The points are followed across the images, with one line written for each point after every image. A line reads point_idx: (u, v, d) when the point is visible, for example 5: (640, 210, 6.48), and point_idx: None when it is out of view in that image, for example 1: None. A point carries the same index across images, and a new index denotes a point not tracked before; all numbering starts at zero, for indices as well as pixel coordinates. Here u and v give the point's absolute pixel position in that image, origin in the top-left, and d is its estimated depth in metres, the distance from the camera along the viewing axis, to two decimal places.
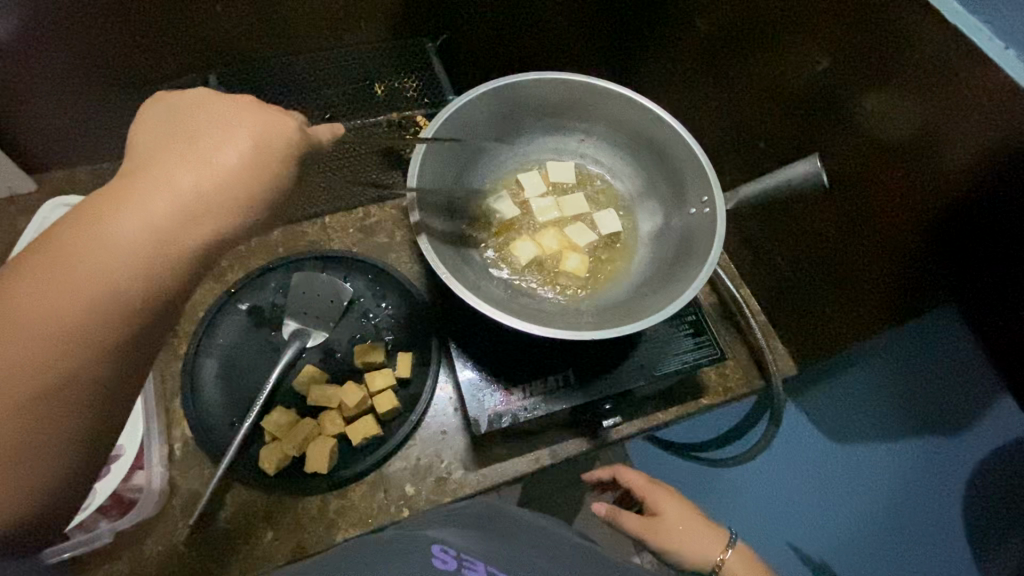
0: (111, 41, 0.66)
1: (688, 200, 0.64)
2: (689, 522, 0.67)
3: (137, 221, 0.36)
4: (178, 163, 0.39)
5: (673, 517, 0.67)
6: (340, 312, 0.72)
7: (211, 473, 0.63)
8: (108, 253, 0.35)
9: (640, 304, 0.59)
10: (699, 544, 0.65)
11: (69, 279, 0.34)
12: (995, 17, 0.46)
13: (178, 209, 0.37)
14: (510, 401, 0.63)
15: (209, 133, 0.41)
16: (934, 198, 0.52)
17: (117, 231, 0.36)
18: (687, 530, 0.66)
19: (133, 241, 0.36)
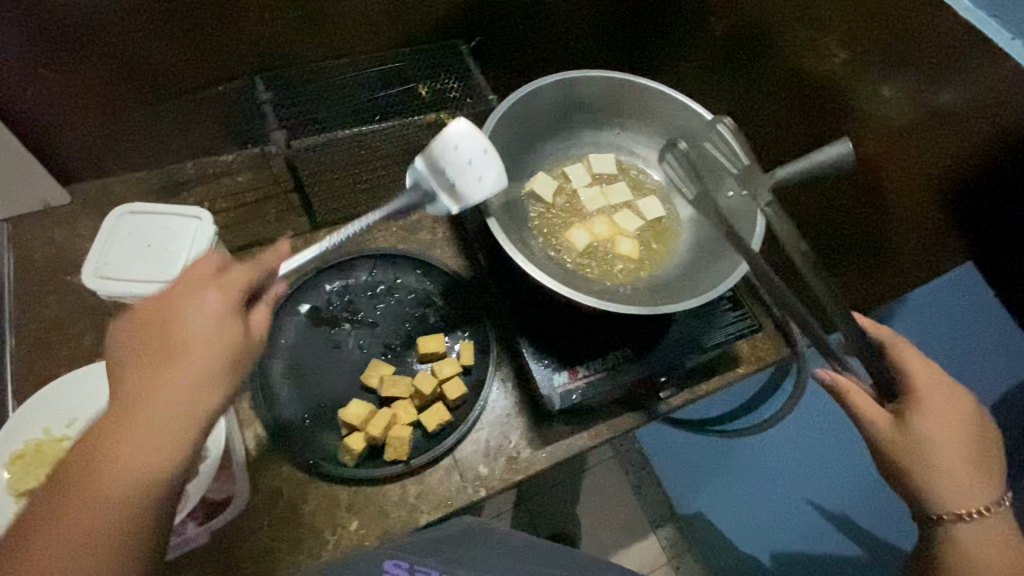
0: (158, 49, 0.68)
1: (726, 185, 0.70)
2: (963, 423, 0.52)
3: (181, 402, 0.40)
4: (192, 359, 0.41)
5: (935, 437, 0.52)
6: (484, 151, 0.61)
7: (290, 468, 0.65)
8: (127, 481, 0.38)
9: (688, 282, 0.65)
10: (943, 478, 0.51)
11: (87, 501, 0.37)
12: (1002, 12, 0.54)
13: (175, 417, 0.40)
14: (576, 379, 0.68)
15: (188, 313, 0.43)
16: (964, 162, 0.60)
17: (139, 456, 0.38)
18: (964, 466, 0.51)
19: (130, 480, 0.38)
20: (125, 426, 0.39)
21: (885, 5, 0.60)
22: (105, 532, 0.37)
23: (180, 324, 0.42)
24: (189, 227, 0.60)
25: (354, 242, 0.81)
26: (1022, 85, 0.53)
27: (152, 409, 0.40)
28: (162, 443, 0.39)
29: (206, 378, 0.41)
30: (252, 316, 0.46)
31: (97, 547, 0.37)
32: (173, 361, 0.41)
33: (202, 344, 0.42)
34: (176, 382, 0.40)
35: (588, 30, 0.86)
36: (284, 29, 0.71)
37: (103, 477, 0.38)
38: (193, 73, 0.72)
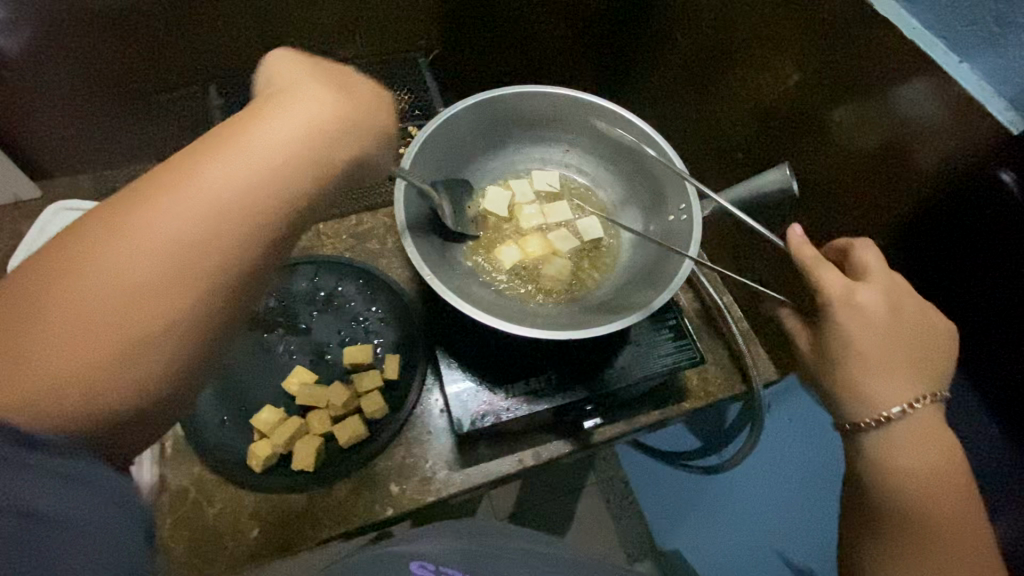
0: (117, 57, 0.71)
1: (669, 208, 0.66)
2: (918, 317, 0.50)
3: (198, 194, 0.33)
4: (228, 160, 0.35)
5: (879, 309, 0.50)
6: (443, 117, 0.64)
7: (200, 469, 0.65)
8: (150, 251, 0.32)
9: (614, 307, 0.62)
10: (893, 384, 0.49)
11: (107, 279, 0.31)
12: (950, 33, 0.49)
13: (215, 207, 0.33)
14: (494, 401, 0.65)
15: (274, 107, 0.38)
16: (918, 195, 0.54)
17: (171, 218, 0.32)
18: (910, 362, 0.50)
19: (176, 230, 0.32)
20: (124, 216, 0.32)
21: (833, 26, 0.57)
22: (118, 323, 0.30)
23: (287, 93, 0.39)
24: None
25: (301, 248, 0.82)
26: (964, 117, 0.48)
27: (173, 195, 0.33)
28: (180, 237, 0.32)
29: (301, 153, 0.37)
30: (306, 92, 0.40)
31: (103, 363, 0.30)
32: (211, 157, 0.35)
33: (285, 122, 0.37)
34: (235, 175, 0.34)
35: (550, 46, 0.85)
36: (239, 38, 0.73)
37: (98, 274, 0.30)
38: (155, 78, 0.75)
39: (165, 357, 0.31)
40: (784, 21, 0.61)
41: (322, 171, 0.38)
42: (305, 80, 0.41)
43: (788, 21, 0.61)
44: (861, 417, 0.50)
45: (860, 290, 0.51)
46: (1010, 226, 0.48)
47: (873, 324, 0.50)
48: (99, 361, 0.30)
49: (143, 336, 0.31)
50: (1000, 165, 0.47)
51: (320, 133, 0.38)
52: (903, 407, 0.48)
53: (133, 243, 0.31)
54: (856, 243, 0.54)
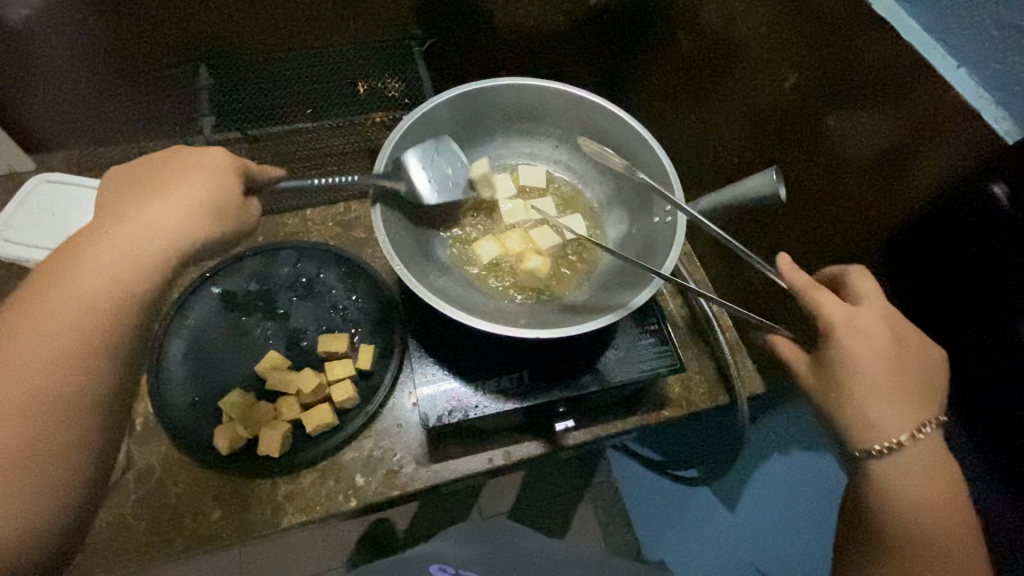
0: (110, 34, 0.71)
1: (653, 210, 0.64)
2: (917, 349, 0.48)
3: (101, 261, 0.44)
4: (128, 228, 0.45)
5: (884, 339, 0.47)
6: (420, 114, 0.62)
7: (168, 449, 0.65)
8: (47, 318, 0.41)
9: (591, 308, 0.60)
10: (901, 414, 0.46)
11: (19, 348, 0.40)
12: (949, 35, 0.47)
13: (112, 273, 0.44)
14: (464, 398, 0.64)
15: (166, 186, 0.48)
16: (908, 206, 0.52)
17: (60, 295, 0.42)
18: (911, 394, 0.47)
19: (84, 294, 0.42)
20: (36, 298, 0.42)
21: (830, 26, 0.55)
22: (40, 381, 0.40)
23: (178, 164, 0.51)
24: (96, 201, 0.62)
25: (287, 233, 0.81)
26: (961, 123, 0.46)
27: (72, 278, 0.43)
28: (77, 305, 0.42)
29: (169, 230, 0.46)
30: (211, 155, 0.52)
31: (31, 414, 0.39)
32: (107, 243, 0.44)
33: (187, 193, 0.48)
34: (119, 238, 0.45)
35: (549, 40, 0.84)
36: (233, 20, 0.73)
37: (15, 345, 0.40)
38: (149, 55, 0.75)
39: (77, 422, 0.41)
40: (781, 21, 0.59)
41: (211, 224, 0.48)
42: (192, 162, 0.51)
43: (785, 21, 0.59)
44: (867, 445, 0.46)
45: (862, 318, 0.48)
46: (1002, 243, 0.45)
47: (874, 351, 0.47)
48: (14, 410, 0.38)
49: (57, 385, 0.40)
50: (993, 177, 0.44)
51: (216, 177, 0.50)
52: (912, 434, 0.46)
53: (27, 317, 0.41)
54: (854, 273, 0.51)
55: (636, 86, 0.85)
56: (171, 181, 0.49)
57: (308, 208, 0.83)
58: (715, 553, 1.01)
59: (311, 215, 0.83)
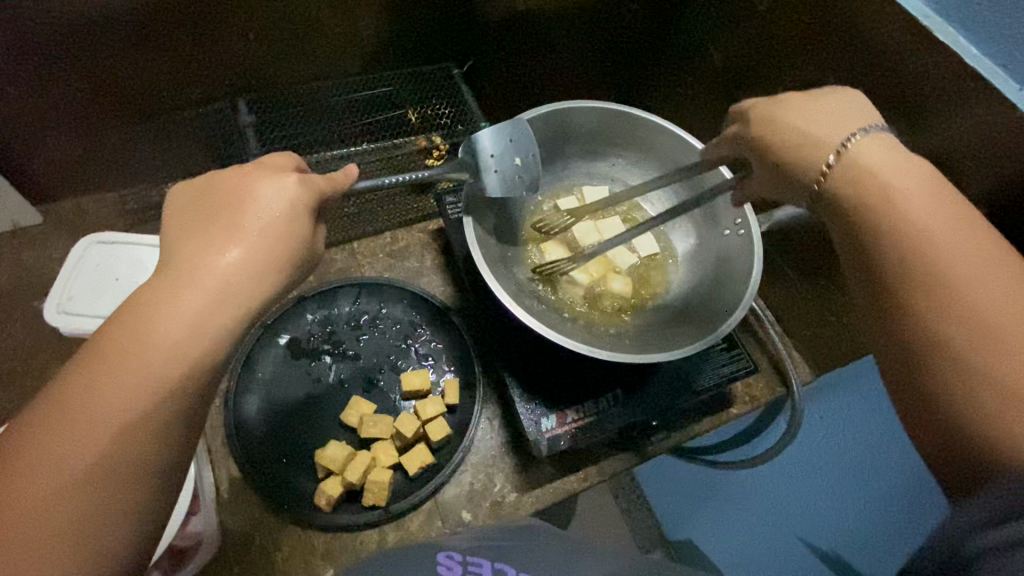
0: (136, 72, 0.66)
1: (722, 222, 0.67)
2: (807, 106, 0.48)
3: (181, 309, 0.37)
4: (204, 264, 0.39)
5: (791, 117, 0.47)
6: (480, 164, 0.62)
7: (262, 514, 0.62)
8: (127, 377, 0.35)
9: (684, 322, 0.64)
10: (827, 136, 0.45)
11: (99, 412, 0.34)
12: (1010, 60, 0.52)
13: (193, 319, 0.37)
14: (565, 423, 0.65)
15: (232, 212, 0.42)
16: (974, 210, 0.57)
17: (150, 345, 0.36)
18: (829, 131, 0.45)
19: (167, 346, 0.36)
20: (94, 365, 0.35)
21: (886, 48, 0.59)
22: (78, 476, 0.33)
23: (247, 196, 0.42)
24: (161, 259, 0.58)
25: (338, 270, 0.79)
26: None
27: (131, 356, 0.36)
28: (134, 386, 0.35)
29: (230, 299, 0.39)
30: (274, 185, 0.43)
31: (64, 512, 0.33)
32: (182, 278, 0.38)
33: (256, 219, 0.41)
34: (202, 277, 0.39)
35: (584, 57, 0.85)
36: (269, 51, 0.69)
37: (66, 427, 0.33)
38: (175, 94, 0.70)
39: (111, 520, 0.34)
40: (831, 39, 0.64)
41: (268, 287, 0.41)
42: (250, 193, 0.42)
43: (835, 39, 0.63)
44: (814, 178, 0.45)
45: (760, 112, 0.50)
46: None
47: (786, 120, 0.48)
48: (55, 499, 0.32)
49: (93, 483, 0.33)
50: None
51: (273, 227, 0.42)
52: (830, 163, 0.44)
53: (103, 378, 0.35)
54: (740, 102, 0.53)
55: (669, 99, 0.88)
56: (249, 202, 0.42)
57: (355, 241, 0.81)
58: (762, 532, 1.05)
59: (360, 248, 0.80)
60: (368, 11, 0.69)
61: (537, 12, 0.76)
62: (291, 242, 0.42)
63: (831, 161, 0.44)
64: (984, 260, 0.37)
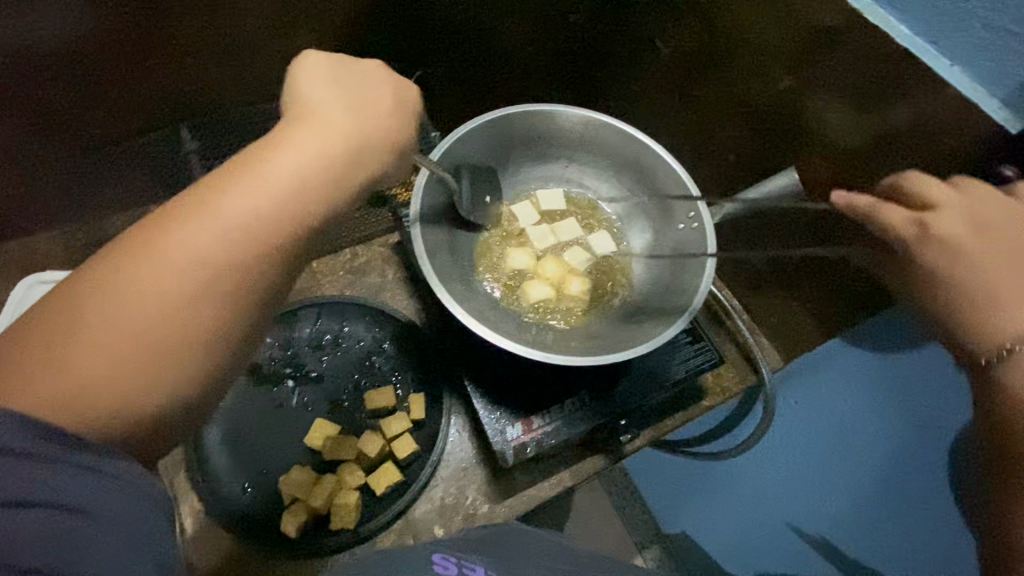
0: (71, 105, 0.64)
1: (677, 216, 0.67)
2: (1016, 228, 0.41)
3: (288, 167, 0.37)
4: (305, 136, 0.39)
5: (969, 237, 0.41)
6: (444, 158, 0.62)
7: (229, 545, 0.61)
8: (231, 220, 0.35)
9: (643, 320, 0.63)
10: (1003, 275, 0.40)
11: (194, 247, 0.34)
12: (939, 37, 0.52)
13: (298, 179, 0.37)
14: (531, 430, 0.64)
15: (320, 102, 0.42)
16: None
17: (260, 194, 0.36)
18: (1018, 276, 0.39)
19: (274, 198, 0.36)
20: (192, 207, 0.35)
21: (820, 32, 0.59)
22: (176, 296, 0.33)
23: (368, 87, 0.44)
24: None
25: (298, 290, 0.77)
26: (959, 114, 0.51)
27: (236, 190, 0.36)
28: (226, 228, 0.35)
29: (335, 158, 0.39)
30: (381, 89, 0.45)
31: (158, 335, 0.32)
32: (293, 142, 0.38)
33: (344, 112, 0.41)
34: (306, 144, 0.39)
35: (532, 58, 0.84)
36: (209, 75, 0.68)
37: (165, 250, 0.33)
38: (116, 124, 0.69)
39: (190, 346, 0.33)
40: (770, 26, 0.63)
41: (374, 164, 0.42)
42: (310, 101, 0.41)
43: (774, 26, 0.63)
44: (976, 352, 0.39)
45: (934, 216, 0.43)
46: None
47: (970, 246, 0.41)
48: (155, 322, 0.32)
49: (191, 305, 0.33)
50: (1003, 161, 0.50)
51: (375, 109, 0.43)
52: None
53: (209, 217, 0.35)
54: (912, 177, 0.46)
55: (622, 95, 0.88)
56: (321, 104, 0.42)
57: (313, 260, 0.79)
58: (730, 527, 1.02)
59: (319, 266, 0.79)
60: (307, 29, 0.68)
61: (477, 17, 0.76)
62: (385, 137, 0.43)
63: (1007, 347, 0.38)
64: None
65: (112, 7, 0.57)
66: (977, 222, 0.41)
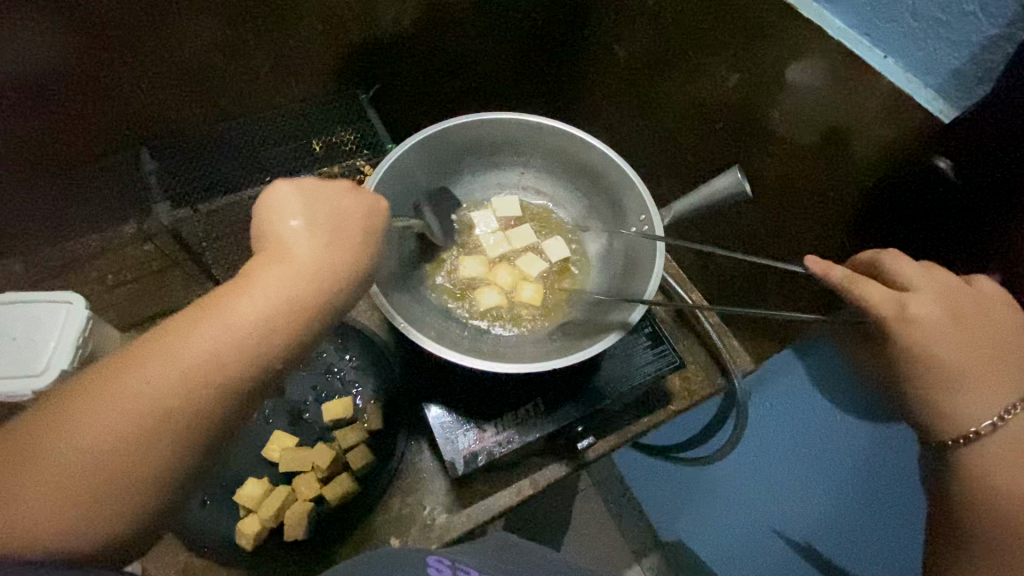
0: (36, 132, 0.67)
1: (628, 220, 0.66)
2: (981, 317, 0.41)
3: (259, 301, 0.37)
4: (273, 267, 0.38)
5: (945, 323, 0.41)
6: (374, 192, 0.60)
7: (188, 557, 0.62)
8: (205, 351, 0.34)
9: (595, 327, 0.62)
10: (965, 367, 0.40)
11: (167, 379, 0.33)
12: (873, 29, 0.51)
13: (266, 311, 0.36)
14: (484, 438, 0.64)
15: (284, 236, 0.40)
16: (861, 183, 0.56)
17: (227, 325, 0.35)
18: (984, 367, 0.40)
19: (246, 328, 0.36)
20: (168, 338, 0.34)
21: (760, 29, 0.59)
22: (114, 446, 0.32)
23: (329, 200, 0.42)
24: (59, 313, 0.58)
25: None
26: (895, 106, 0.50)
27: (192, 330, 0.35)
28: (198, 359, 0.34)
29: (296, 299, 0.38)
30: (349, 206, 0.43)
31: (95, 469, 0.31)
32: (264, 268, 0.38)
33: (309, 242, 0.40)
34: (273, 271, 0.38)
35: (494, 66, 0.85)
36: (168, 99, 0.71)
37: (119, 387, 0.33)
38: (81, 148, 0.71)
39: (146, 484, 0.33)
40: (715, 26, 0.63)
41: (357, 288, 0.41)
42: (280, 228, 0.40)
43: (718, 26, 0.62)
44: (944, 437, 0.41)
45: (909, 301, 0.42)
46: (940, 210, 0.50)
47: (944, 336, 0.41)
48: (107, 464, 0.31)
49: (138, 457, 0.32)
50: (936, 152, 0.48)
51: (345, 235, 0.42)
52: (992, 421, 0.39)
53: (183, 347, 0.34)
54: (890, 255, 0.45)
55: (585, 99, 0.88)
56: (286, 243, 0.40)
57: None
58: (714, 539, 0.99)
59: None
60: (258, 49, 0.69)
61: (430, 29, 0.76)
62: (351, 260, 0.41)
63: (971, 434, 0.40)
64: (976, 366, 0.40)
65: (64, 36, 0.59)
66: (952, 309, 0.41)
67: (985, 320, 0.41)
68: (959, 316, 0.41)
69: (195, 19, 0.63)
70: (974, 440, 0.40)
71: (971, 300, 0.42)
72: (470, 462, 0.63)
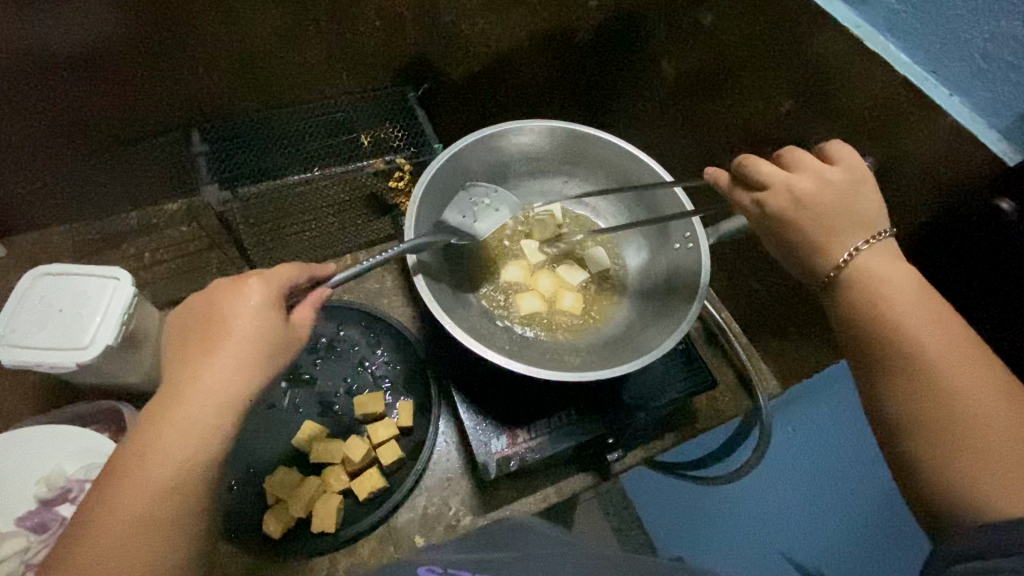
0: (92, 106, 0.67)
1: (673, 237, 0.67)
2: (832, 195, 0.45)
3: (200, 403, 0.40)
4: (197, 369, 0.41)
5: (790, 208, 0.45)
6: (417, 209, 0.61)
7: None
8: (163, 463, 0.37)
9: (637, 340, 0.62)
10: (824, 236, 0.44)
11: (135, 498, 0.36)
12: (939, 66, 0.52)
13: (211, 409, 0.40)
14: (516, 443, 0.64)
15: (199, 340, 0.43)
16: (915, 218, 0.56)
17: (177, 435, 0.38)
18: (841, 215, 0.44)
19: (195, 427, 0.39)
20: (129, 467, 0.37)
21: (820, 58, 0.59)
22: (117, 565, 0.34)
23: (220, 322, 0.43)
24: (106, 289, 0.58)
25: None
26: (956, 144, 0.50)
27: (104, 516, 0.35)
28: (164, 468, 0.37)
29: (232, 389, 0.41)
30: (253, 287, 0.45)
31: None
32: (187, 374, 0.41)
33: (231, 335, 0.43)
34: (203, 373, 0.41)
35: (542, 75, 0.86)
36: (222, 83, 0.71)
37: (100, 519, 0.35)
38: (133, 125, 0.72)
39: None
40: (774, 51, 0.63)
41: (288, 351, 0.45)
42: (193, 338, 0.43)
43: (778, 51, 0.63)
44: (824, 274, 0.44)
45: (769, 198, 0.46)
46: (997, 251, 0.50)
47: (796, 218, 0.45)
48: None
49: None
50: (999, 193, 0.49)
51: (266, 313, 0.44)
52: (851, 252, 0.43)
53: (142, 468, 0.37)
54: (746, 161, 0.48)
55: (628, 113, 0.89)
56: (203, 341, 0.43)
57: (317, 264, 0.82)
58: None
59: None
60: (315, 41, 0.70)
61: (486, 34, 0.77)
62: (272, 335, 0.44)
63: (843, 262, 0.43)
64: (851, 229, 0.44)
65: (129, 15, 0.59)
66: (798, 191, 0.45)
67: (828, 194, 0.45)
68: (798, 193, 0.45)
69: (258, 5, 0.63)
70: (845, 268, 0.43)
71: (821, 180, 0.45)
72: (505, 464, 0.63)
